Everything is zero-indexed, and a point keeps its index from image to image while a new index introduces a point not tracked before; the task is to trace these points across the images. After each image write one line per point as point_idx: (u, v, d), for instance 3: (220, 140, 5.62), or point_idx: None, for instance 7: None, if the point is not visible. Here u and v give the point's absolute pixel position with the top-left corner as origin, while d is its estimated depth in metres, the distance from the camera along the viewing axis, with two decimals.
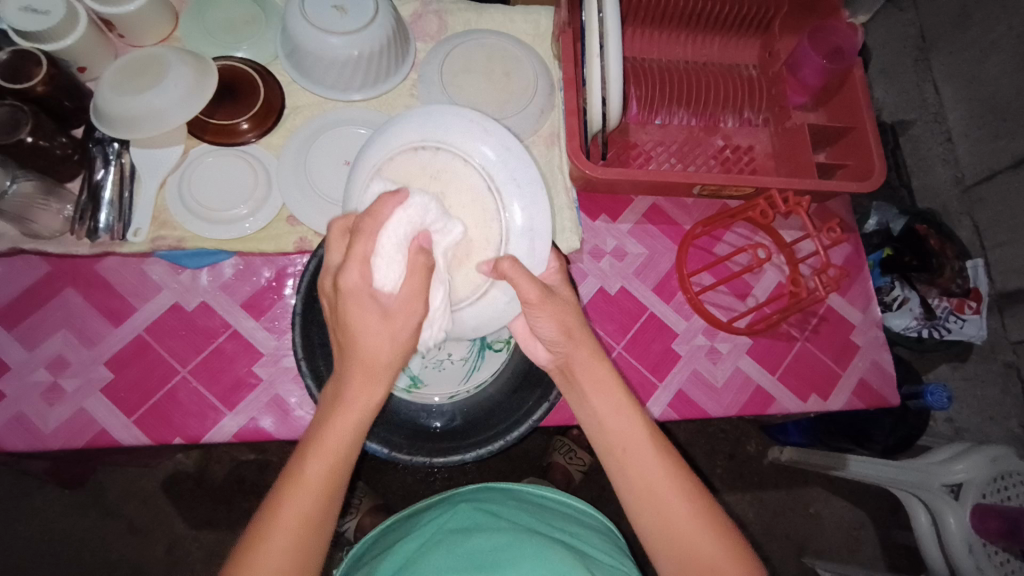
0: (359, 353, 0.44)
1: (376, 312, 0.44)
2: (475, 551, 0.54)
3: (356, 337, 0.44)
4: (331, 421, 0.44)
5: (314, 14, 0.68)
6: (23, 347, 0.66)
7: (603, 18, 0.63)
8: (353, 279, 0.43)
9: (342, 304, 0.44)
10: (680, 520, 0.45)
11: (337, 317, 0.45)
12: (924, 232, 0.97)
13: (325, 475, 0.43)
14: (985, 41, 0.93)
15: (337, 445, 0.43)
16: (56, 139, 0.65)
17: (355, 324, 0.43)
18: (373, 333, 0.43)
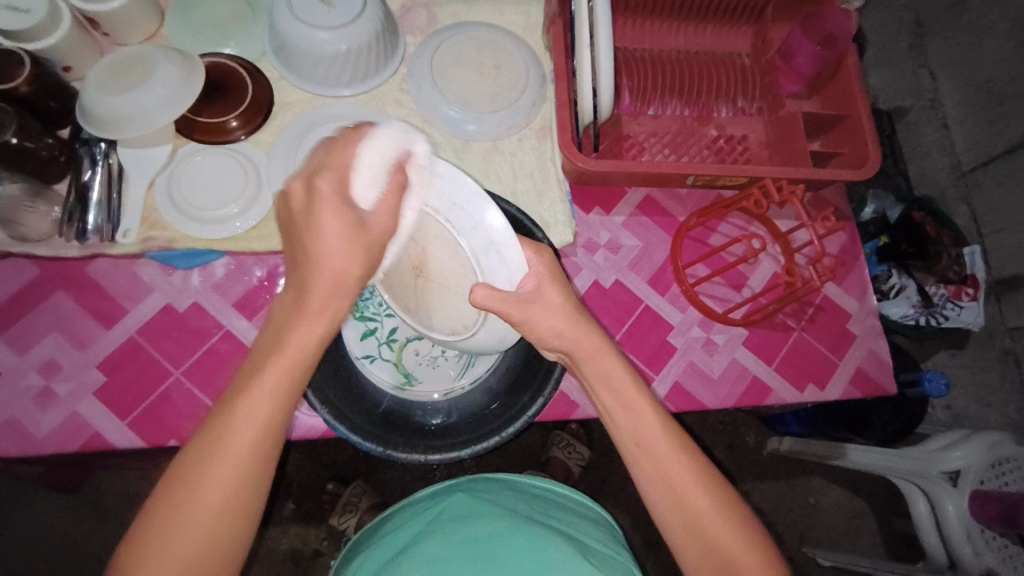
0: (322, 261, 0.40)
1: (350, 222, 0.41)
2: (476, 538, 0.55)
3: (321, 240, 0.40)
4: (294, 319, 0.40)
5: (301, 10, 0.67)
6: (15, 351, 0.66)
7: (593, 8, 0.63)
8: (331, 183, 0.40)
9: (316, 205, 0.40)
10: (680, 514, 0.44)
11: (298, 222, 0.41)
12: (920, 219, 0.97)
13: (283, 378, 0.39)
14: (981, 26, 0.92)
15: (298, 349, 0.39)
16: (42, 140, 0.64)
17: (322, 227, 0.40)
18: (341, 240, 0.40)
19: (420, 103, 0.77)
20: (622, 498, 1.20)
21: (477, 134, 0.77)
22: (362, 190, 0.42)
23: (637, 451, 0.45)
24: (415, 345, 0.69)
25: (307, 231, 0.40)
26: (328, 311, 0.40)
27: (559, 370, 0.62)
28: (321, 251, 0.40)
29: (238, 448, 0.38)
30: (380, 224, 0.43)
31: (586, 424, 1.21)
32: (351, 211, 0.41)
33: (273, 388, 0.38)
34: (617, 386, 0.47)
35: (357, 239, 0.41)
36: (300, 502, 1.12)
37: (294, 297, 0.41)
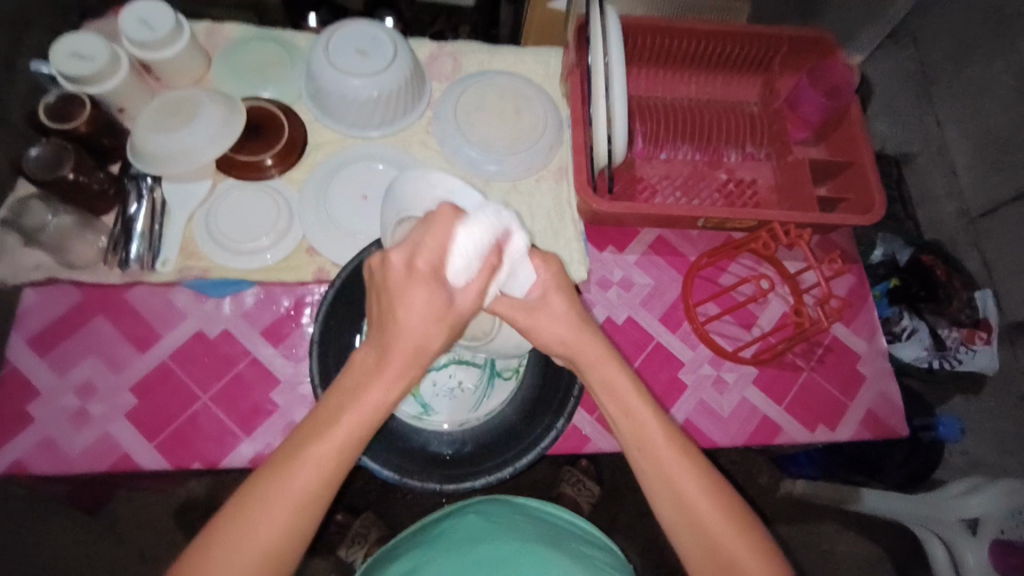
0: (405, 332, 0.43)
1: (440, 301, 0.44)
2: (487, 560, 0.58)
3: (406, 312, 0.43)
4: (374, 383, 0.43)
5: (338, 58, 0.73)
6: (55, 372, 0.69)
7: (609, 62, 0.67)
8: (428, 262, 0.44)
9: (409, 284, 0.43)
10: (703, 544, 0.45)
11: (391, 293, 0.43)
12: (930, 262, 0.99)
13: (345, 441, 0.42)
14: (985, 78, 0.95)
15: (364, 412, 0.42)
16: (94, 175, 0.70)
17: (410, 301, 0.43)
18: (422, 314, 0.43)
19: (443, 145, 0.81)
20: (632, 537, 1.18)
21: (497, 175, 0.81)
22: (455, 270, 0.45)
23: (654, 478, 0.47)
24: (433, 375, 0.70)
25: (393, 304, 0.43)
26: (403, 378, 0.43)
27: (579, 386, 0.66)
28: (404, 323, 0.43)
29: (293, 498, 0.41)
30: (467, 303, 0.45)
31: (597, 460, 1.21)
32: (441, 295, 0.44)
33: (338, 446, 0.42)
34: (627, 419, 0.49)
35: (442, 321, 0.44)
36: (310, 531, 1.12)
37: (374, 357, 0.44)
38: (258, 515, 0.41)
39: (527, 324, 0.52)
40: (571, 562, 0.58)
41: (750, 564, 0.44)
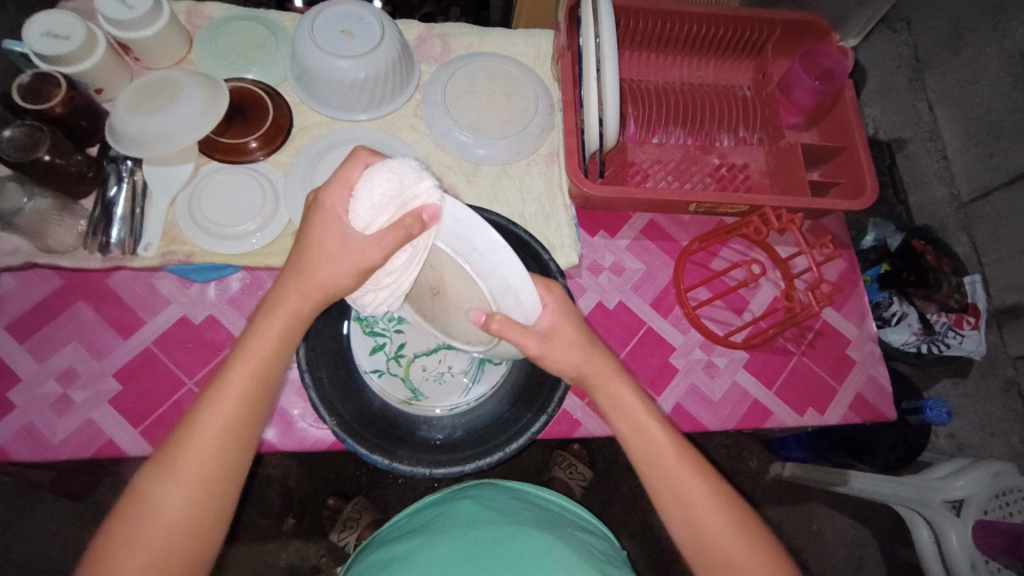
0: (308, 266, 0.49)
1: (338, 232, 0.49)
2: (480, 542, 0.58)
3: (309, 244, 0.49)
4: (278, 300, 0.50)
5: (323, 39, 0.71)
6: (34, 359, 0.68)
7: (600, 43, 0.66)
8: (332, 199, 0.49)
9: (312, 220, 0.49)
10: (705, 514, 0.50)
11: (301, 229, 0.51)
12: (920, 248, 0.98)
13: (252, 381, 0.48)
14: (978, 62, 0.95)
15: (264, 350, 0.49)
16: (72, 157, 0.68)
17: (314, 234, 0.49)
18: (325, 247, 0.49)
19: (432, 128, 0.80)
20: (624, 521, 1.19)
21: (488, 159, 0.80)
22: (362, 213, 0.48)
23: (654, 462, 0.51)
24: (422, 360, 0.70)
25: (302, 236, 0.50)
26: (300, 307, 0.50)
27: (563, 388, 0.64)
28: (307, 254, 0.49)
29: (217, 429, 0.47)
30: (366, 245, 0.48)
31: (588, 445, 1.21)
32: (337, 232, 0.49)
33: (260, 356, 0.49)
34: (629, 402, 0.53)
35: (341, 252, 0.48)
36: (300, 516, 1.12)
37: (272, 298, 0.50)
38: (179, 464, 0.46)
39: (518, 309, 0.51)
40: (565, 546, 0.59)
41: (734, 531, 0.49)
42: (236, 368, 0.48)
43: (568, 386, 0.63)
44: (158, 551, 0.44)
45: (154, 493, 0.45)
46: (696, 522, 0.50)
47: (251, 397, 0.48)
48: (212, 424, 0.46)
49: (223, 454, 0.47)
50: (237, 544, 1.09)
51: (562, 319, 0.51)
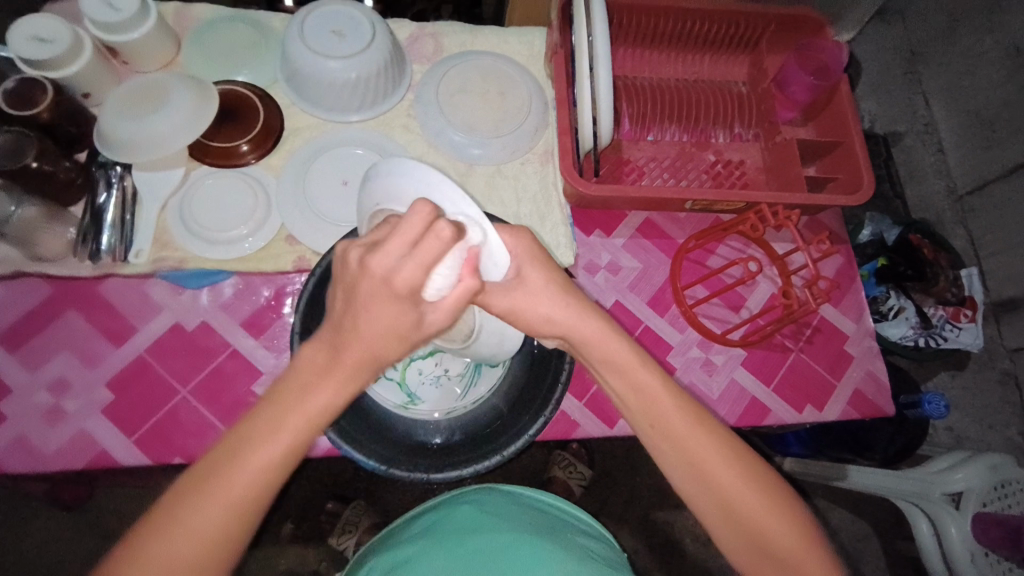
0: (361, 336, 0.37)
1: (408, 321, 0.38)
2: (481, 551, 0.58)
3: (365, 323, 0.37)
4: (344, 355, 0.38)
5: (313, 40, 0.70)
6: (26, 369, 0.67)
7: (593, 41, 0.65)
8: (408, 285, 0.36)
9: (361, 288, 0.37)
10: (707, 463, 0.46)
11: (349, 290, 0.37)
12: (917, 242, 0.98)
13: (263, 477, 0.37)
14: (972, 54, 0.94)
15: (303, 428, 0.37)
16: (59, 164, 0.67)
17: (372, 318, 0.37)
18: (385, 327, 0.37)
19: (426, 128, 0.79)
20: (623, 520, 1.19)
21: (482, 159, 0.79)
22: (432, 290, 0.39)
23: (648, 423, 0.47)
24: (419, 363, 0.69)
25: (353, 307, 0.37)
26: (353, 383, 0.38)
27: (569, 360, 0.65)
28: (367, 318, 0.37)
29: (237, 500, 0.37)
30: (439, 324, 0.40)
31: (588, 444, 1.21)
32: (413, 310, 0.38)
33: (304, 431, 0.37)
34: (628, 369, 0.48)
35: (404, 334, 0.38)
36: (300, 521, 1.12)
37: (321, 360, 0.38)
38: (152, 565, 0.35)
39: (505, 308, 0.49)
40: (566, 554, 0.58)
41: (739, 484, 0.45)
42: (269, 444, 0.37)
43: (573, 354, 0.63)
44: None
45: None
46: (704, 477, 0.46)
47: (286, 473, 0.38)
48: (206, 521, 0.36)
49: (230, 533, 0.37)
50: None
51: (554, 323, 0.49)
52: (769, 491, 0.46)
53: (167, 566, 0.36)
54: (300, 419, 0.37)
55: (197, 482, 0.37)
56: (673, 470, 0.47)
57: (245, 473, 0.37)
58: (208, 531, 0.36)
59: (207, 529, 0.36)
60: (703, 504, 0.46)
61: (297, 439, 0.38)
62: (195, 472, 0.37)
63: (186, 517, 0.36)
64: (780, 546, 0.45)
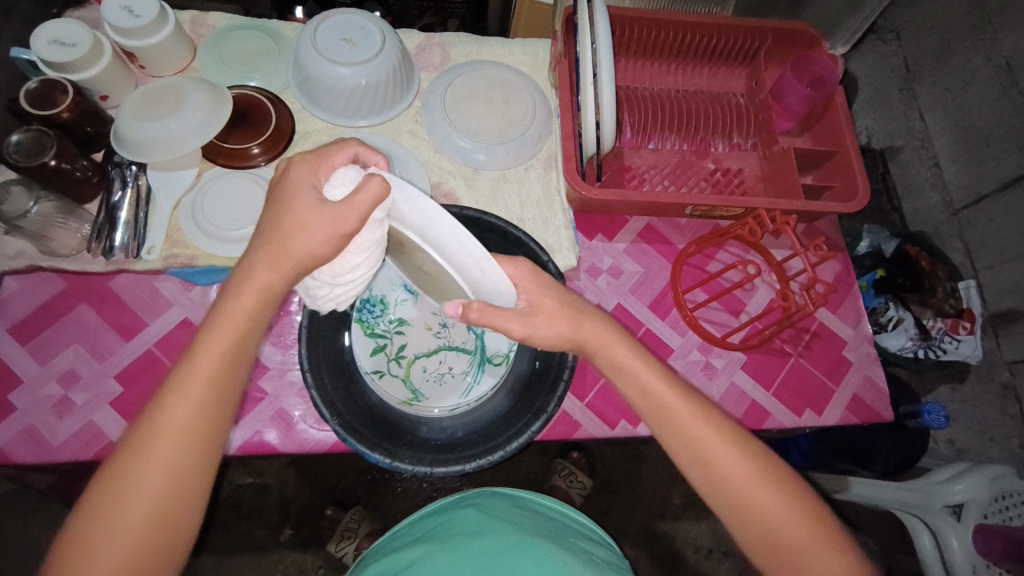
0: (280, 240, 0.46)
1: (312, 204, 0.46)
2: (483, 554, 0.58)
3: (286, 221, 0.45)
4: (247, 268, 0.46)
5: (324, 47, 0.73)
6: (37, 361, 0.68)
7: (597, 49, 0.67)
8: (305, 170, 0.47)
9: (285, 185, 0.47)
10: (695, 433, 0.50)
11: (270, 199, 0.48)
12: (915, 253, 0.99)
13: (217, 380, 0.45)
14: (966, 71, 0.96)
15: (228, 337, 0.46)
16: (77, 162, 0.69)
17: (290, 203, 0.46)
18: (309, 226, 0.45)
19: (432, 134, 0.81)
20: (623, 529, 1.19)
21: (487, 164, 0.81)
22: (336, 190, 0.47)
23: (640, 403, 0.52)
24: (423, 361, 0.70)
25: (270, 214, 0.46)
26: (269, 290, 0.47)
27: (571, 359, 0.64)
28: (285, 218, 0.46)
29: (186, 412, 0.44)
30: (346, 214, 0.45)
31: (587, 453, 1.21)
32: (312, 194, 0.46)
33: (227, 340, 0.46)
34: None
35: (329, 226, 0.45)
36: (299, 526, 1.12)
37: (235, 277, 0.47)
38: (131, 475, 0.43)
39: (517, 325, 0.50)
40: (569, 557, 0.59)
41: (725, 451, 0.49)
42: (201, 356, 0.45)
43: (576, 356, 0.61)
44: (122, 535, 0.42)
45: (104, 507, 0.42)
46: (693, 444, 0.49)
47: (222, 377, 0.45)
48: (168, 431, 0.44)
49: (189, 443, 0.44)
50: (234, 554, 1.09)
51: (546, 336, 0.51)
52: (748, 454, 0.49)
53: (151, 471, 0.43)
54: (233, 328, 0.46)
55: (155, 404, 0.45)
56: (670, 442, 0.50)
57: (191, 388, 0.44)
58: (177, 440, 0.44)
59: (167, 446, 0.44)
60: (686, 461, 0.50)
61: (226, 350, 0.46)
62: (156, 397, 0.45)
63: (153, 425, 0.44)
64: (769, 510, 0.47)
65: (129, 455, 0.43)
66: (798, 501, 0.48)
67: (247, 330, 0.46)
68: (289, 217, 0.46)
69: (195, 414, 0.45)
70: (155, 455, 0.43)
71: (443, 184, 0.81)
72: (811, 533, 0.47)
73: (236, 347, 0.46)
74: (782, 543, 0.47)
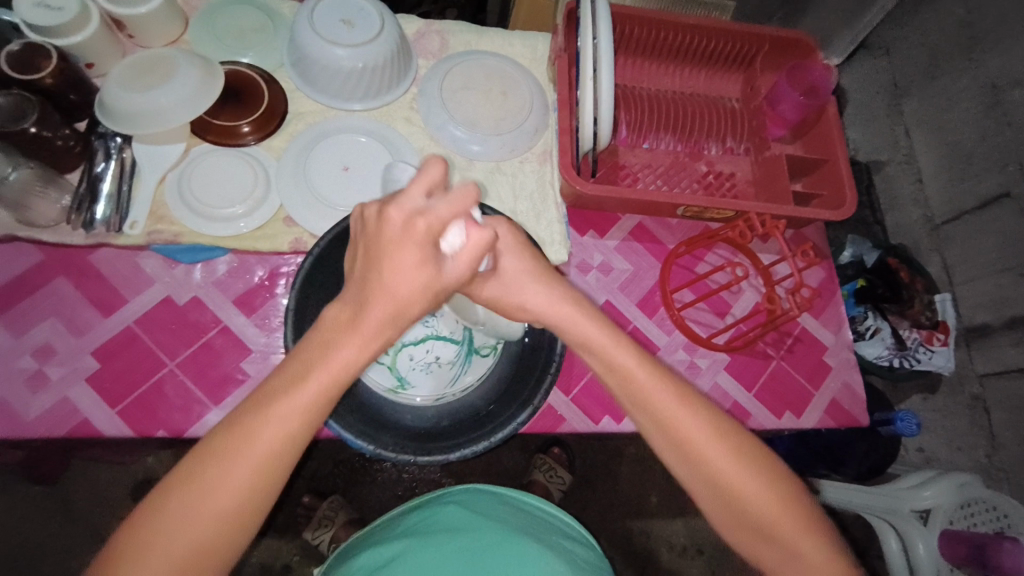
0: (392, 292, 0.41)
1: (429, 273, 0.41)
2: (469, 549, 0.58)
3: (395, 276, 0.40)
4: (368, 307, 0.41)
5: (322, 27, 0.72)
6: (10, 333, 0.66)
7: (598, 44, 0.67)
8: (427, 226, 0.40)
9: (398, 243, 0.40)
10: (664, 409, 0.48)
11: (379, 247, 0.41)
12: (896, 265, 1.01)
13: (296, 427, 0.40)
14: (952, 90, 0.98)
15: (329, 374, 0.41)
16: (59, 130, 0.67)
17: (400, 264, 0.40)
18: (415, 283, 0.41)
19: (428, 121, 0.80)
20: (599, 527, 1.20)
21: (481, 155, 0.81)
22: (449, 243, 0.42)
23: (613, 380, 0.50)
24: (410, 349, 0.69)
25: (373, 266, 0.41)
26: (380, 336, 0.42)
27: (561, 346, 0.65)
28: (389, 278, 0.40)
29: (265, 449, 0.40)
30: (458, 276, 0.43)
31: (567, 449, 1.21)
32: (434, 253, 0.41)
33: (328, 379, 0.41)
34: (618, 362, 0.49)
35: (432, 284, 0.42)
36: (273, 515, 1.10)
37: (350, 310, 0.41)
38: (199, 501, 0.39)
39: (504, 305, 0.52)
40: (555, 559, 0.59)
41: (692, 423, 0.48)
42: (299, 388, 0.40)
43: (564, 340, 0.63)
44: (175, 565, 0.38)
45: (164, 530, 0.38)
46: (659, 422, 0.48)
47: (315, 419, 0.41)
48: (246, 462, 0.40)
49: (263, 479, 0.40)
50: None
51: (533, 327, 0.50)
52: (713, 423, 0.48)
53: (209, 510, 0.39)
54: (337, 364, 0.41)
55: (239, 428, 0.40)
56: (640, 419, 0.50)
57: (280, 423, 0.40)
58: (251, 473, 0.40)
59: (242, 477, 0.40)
60: (654, 435, 0.49)
61: (324, 388, 0.41)
62: (239, 421, 0.40)
63: (216, 471, 0.39)
64: (731, 484, 0.47)
65: (179, 497, 0.39)
66: (762, 470, 0.48)
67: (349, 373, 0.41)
68: (392, 285, 0.40)
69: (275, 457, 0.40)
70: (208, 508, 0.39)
71: None
72: (778, 502, 0.47)
73: (330, 396, 0.41)
74: (740, 505, 0.47)
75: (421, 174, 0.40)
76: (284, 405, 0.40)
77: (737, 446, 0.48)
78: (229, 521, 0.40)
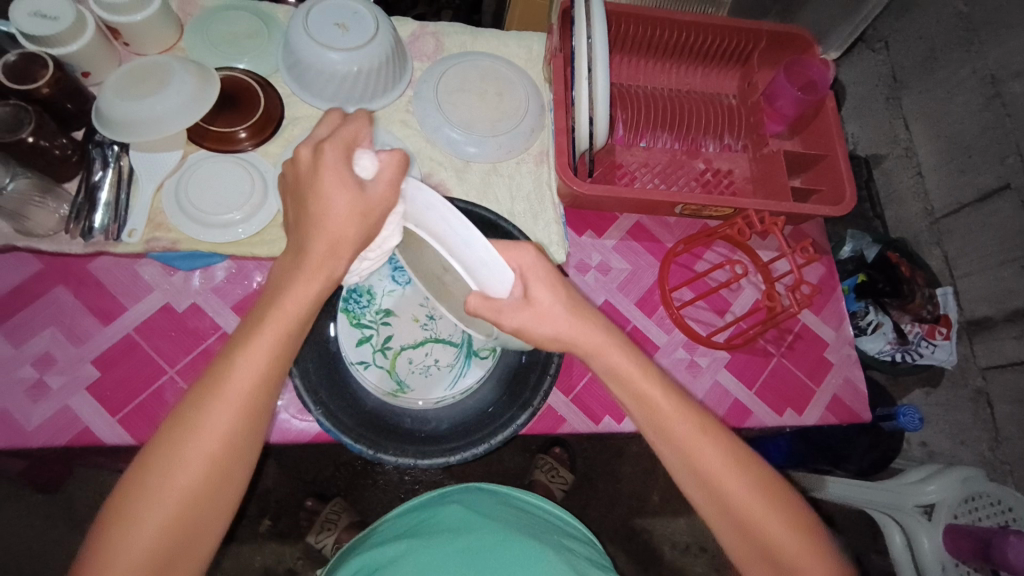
0: (325, 223, 0.44)
1: (351, 191, 0.44)
2: (469, 551, 0.58)
3: (323, 208, 0.44)
4: (307, 246, 0.44)
5: (316, 31, 0.72)
6: (11, 343, 0.66)
7: (592, 44, 0.67)
8: (335, 151, 0.44)
9: (319, 174, 0.44)
10: (661, 409, 0.48)
11: (302, 185, 0.44)
12: (895, 259, 1.00)
13: (264, 371, 0.42)
14: (951, 83, 0.98)
15: (288, 317, 0.43)
16: (56, 140, 0.67)
17: (324, 191, 0.44)
18: (346, 209, 0.44)
19: (424, 124, 0.81)
20: (602, 526, 1.20)
21: (478, 156, 0.81)
22: (365, 168, 0.46)
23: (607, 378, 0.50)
24: (409, 353, 0.70)
25: (300, 203, 0.44)
26: (324, 272, 0.44)
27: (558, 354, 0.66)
28: (318, 209, 0.44)
29: (236, 396, 0.41)
30: (382, 195, 0.46)
31: (569, 448, 1.21)
32: (349, 176, 0.44)
33: (286, 321, 0.43)
34: (615, 363, 0.49)
35: (361, 207, 0.44)
36: (278, 518, 1.10)
37: (292, 254, 0.45)
38: (179, 455, 0.40)
39: (514, 328, 0.48)
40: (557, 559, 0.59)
41: (684, 423, 0.48)
42: (259, 334, 0.42)
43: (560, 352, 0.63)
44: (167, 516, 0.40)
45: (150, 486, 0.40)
46: (656, 420, 0.49)
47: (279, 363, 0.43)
48: (219, 410, 0.41)
49: (238, 424, 0.42)
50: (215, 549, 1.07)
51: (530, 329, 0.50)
52: (704, 423, 0.49)
53: (189, 461, 0.40)
54: (292, 306, 0.43)
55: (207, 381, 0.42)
56: (639, 419, 0.50)
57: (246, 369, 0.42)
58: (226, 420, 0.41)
59: (218, 425, 0.41)
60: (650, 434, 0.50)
61: (283, 331, 0.43)
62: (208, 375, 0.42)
63: (192, 421, 0.41)
64: (722, 482, 0.48)
65: (161, 455, 0.40)
66: (752, 468, 0.48)
67: (307, 312, 0.44)
68: (319, 208, 0.43)
69: (247, 402, 0.42)
70: (190, 461, 0.40)
71: (433, 175, 0.80)
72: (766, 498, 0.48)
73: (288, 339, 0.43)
74: (734, 503, 0.48)
75: (324, 119, 0.47)
76: (247, 347, 0.42)
77: (729, 446, 0.49)
78: (211, 471, 0.41)
